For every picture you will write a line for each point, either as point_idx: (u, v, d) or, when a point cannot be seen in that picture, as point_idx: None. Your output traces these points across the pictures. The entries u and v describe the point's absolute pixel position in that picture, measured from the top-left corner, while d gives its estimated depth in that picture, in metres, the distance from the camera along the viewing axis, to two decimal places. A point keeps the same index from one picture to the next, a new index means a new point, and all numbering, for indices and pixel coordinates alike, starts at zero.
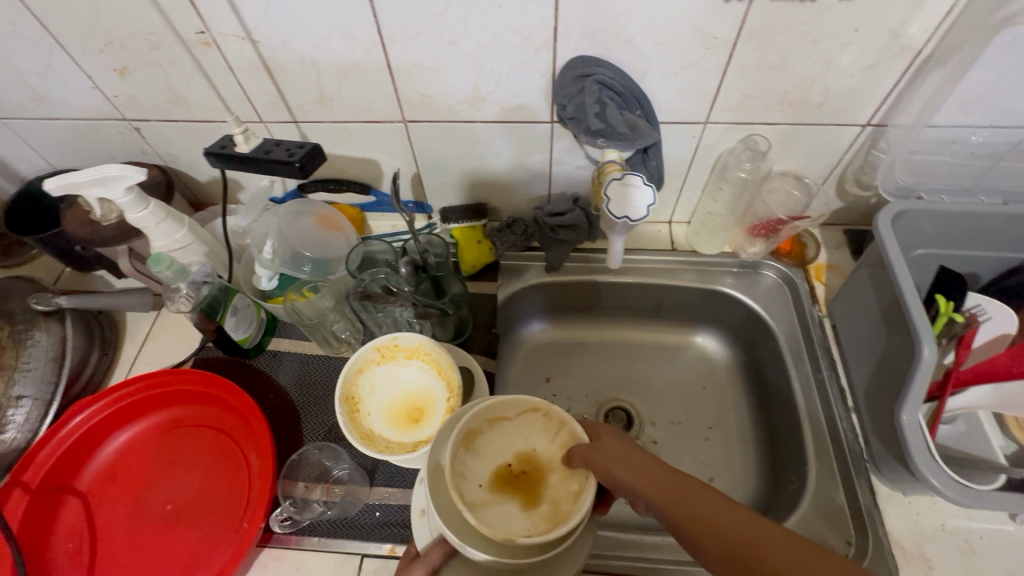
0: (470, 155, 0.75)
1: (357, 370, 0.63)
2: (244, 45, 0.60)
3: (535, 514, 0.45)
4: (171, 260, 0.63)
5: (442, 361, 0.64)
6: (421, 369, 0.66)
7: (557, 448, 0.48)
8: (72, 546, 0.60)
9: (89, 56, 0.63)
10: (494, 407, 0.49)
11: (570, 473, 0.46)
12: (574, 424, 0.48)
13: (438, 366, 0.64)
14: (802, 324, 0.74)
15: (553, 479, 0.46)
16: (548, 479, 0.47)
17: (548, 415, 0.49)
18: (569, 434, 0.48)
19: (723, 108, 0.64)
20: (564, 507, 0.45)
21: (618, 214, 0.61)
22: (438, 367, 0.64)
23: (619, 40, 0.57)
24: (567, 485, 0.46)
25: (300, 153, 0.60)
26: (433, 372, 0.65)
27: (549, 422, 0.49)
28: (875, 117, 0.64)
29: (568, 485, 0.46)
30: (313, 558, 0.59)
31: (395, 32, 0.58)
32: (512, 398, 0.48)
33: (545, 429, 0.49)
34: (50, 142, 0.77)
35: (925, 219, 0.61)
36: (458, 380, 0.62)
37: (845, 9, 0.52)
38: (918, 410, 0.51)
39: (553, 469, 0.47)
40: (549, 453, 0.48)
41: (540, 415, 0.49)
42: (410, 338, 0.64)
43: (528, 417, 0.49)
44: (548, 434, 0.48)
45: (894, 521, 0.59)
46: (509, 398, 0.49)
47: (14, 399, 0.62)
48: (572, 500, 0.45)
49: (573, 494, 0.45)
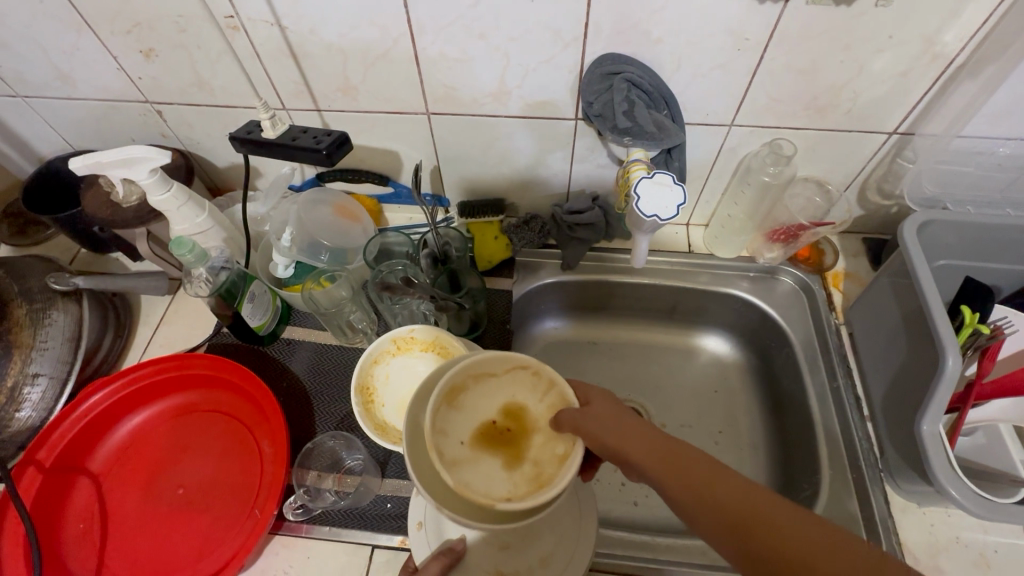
0: (491, 150, 0.75)
1: (372, 361, 0.64)
2: (272, 31, 0.60)
3: (517, 475, 0.39)
4: (193, 243, 0.62)
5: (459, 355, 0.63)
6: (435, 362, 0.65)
7: (545, 408, 0.42)
8: (84, 527, 0.60)
9: (116, 37, 0.63)
10: (480, 362, 0.44)
11: (555, 436, 0.41)
12: (563, 384, 0.42)
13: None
14: (819, 331, 0.74)
15: (537, 439, 0.41)
16: (533, 439, 0.41)
17: (537, 373, 0.44)
18: (559, 396, 0.42)
19: (749, 111, 0.64)
20: (548, 469, 0.39)
21: (648, 213, 0.59)
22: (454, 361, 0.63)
23: (649, 39, 0.57)
24: (552, 447, 0.40)
25: (327, 141, 0.60)
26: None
27: (537, 380, 0.44)
28: (902, 125, 0.64)
29: (553, 448, 0.40)
30: (324, 547, 0.59)
31: (425, 23, 0.58)
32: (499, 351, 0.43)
33: (533, 387, 0.43)
34: (71, 122, 0.77)
35: (949, 230, 0.61)
36: None
37: (882, 15, 0.52)
38: (938, 421, 0.51)
39: (538, 429, 0.41)
40: (536, 412, 0.42)
41: (529, 372, 0.44)
42: (425, 331, 0.64)
43: (516, 374, 0.44)
44: (536, 393, 0.43)
45: (908, 531, 0.59)
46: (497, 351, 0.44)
47: (30, 377, 0.62)
48: (557, 463, 0.39)
49: (558, 458, 0.39)
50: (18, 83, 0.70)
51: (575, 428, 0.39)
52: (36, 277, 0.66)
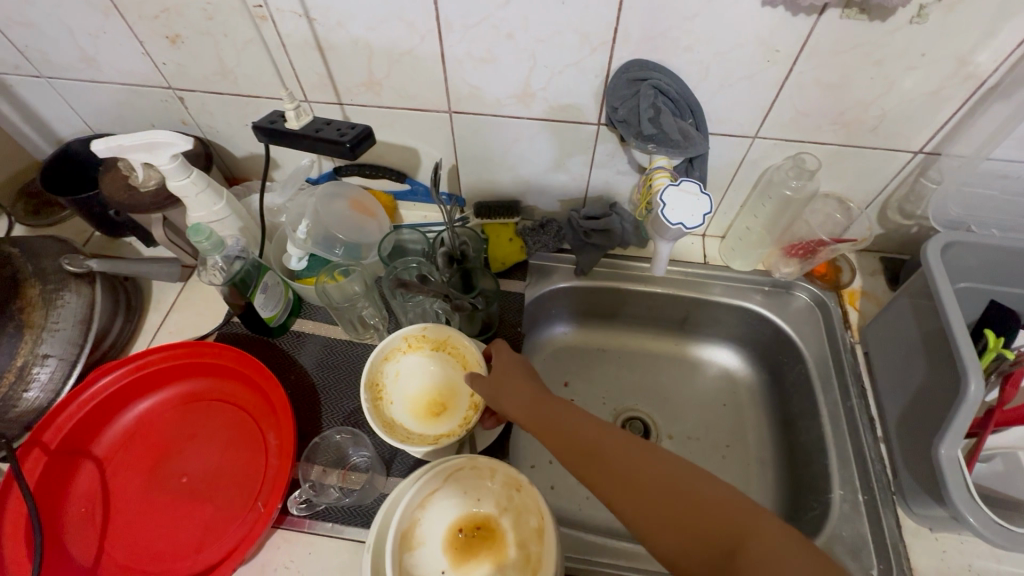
0: (511, 151, 0.74)
1: (383, 358, 0.63)
2: (300, 23, 0.60)
3: (509, 564, 0.51)
4: (210, 232, 0.61)
5: (469, 356, 0.63)
6: (446, 363, 0.64)
7: (499, 484, 0.54)
8: (85, 512, 0.59)
9: (144, 21, 0.62)
10: (421, 493, 0.53)
11: (523, 515, 0.52)
12: (503, 467, 0.53)
13: (464, 361, 0.63)
14: (833, 348, 0.73)
15: (508, 523, 0.53)
16: (503, 523, 0.53)
17: (476, 466, 0.54)
18: (501, 473, 0.53)
19: (775, 124, 0.64)
20: (533, 546, 0.51)
21: (674, 220, 0.58)
22: (464, 363, 0.63)
23: (678, 47, 0.57)
24: (528, 523, 0.52)
25: (351, 134, 0.59)
26: (458, 366, 0.64)
27: (480, 471, 0.55)
28: (929, 144, 0.63)
29: (528, 523, 0.52)
30: (325, 543, 0.59)
31: (454, 21, 0.57)
32: (436, 469, 0.52)
33: (479, 476, 0.54)
34: (92, 104, 0.77)
35: (969, 253, 0.61)
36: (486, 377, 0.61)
37: (916, 31, 0.51)
38: (957, 445, 0.50)
39: (502, 514, 0.53)
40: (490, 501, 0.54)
41: (468, 469, 0.54)
42: (438, 330, 0.64)
43: (458, 476, 0.54)
44: (484, 480, 0.54)
45: (919, 556, 0.58)
46: (431, 471, 0.53)
47: (40, 357, 0.61)
48: (538, 539, 0.50)
49: (536, 532, 0.51)
50: (42, 63, 0.70)
51: (537, 505, 0.50)
52: (50, 257, 0.66)
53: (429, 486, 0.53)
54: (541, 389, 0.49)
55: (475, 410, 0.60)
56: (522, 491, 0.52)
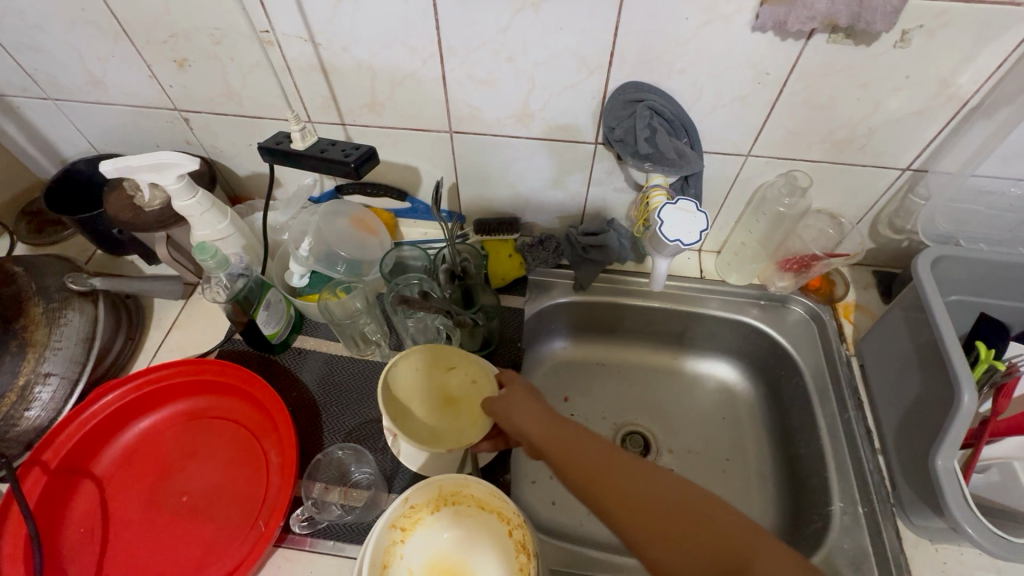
0: (510, 170, 0.76)
1: (382, 568, 0.50)
2: (305, 47, 0.62)
3: None
4: (215, 250, 0.62)
5: (479, 493, 0.54)
6: (456, 510, 0.55)
7: (481, 494, 0.53)
8: (84, 533, 0.59)
9: (152, 46, 0.64)
10: (400, 518, 0.53)
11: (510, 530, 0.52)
12: (475, 486, 0.53)
13: (478, 501, 0.54)
14: (829, 361, 0.73)
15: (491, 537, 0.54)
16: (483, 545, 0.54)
17: (450, 489, 0.54)
18: (472, 491, 0.54)
19: (766, 142, 0.66)
20: (523, 562, 0.50)
21: (672, 237, 0.60)
22: (478, 501, 0.54)
23: (671, 70, 0.59)
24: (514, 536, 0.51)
25: (356, 155, 0.61)
26: (473, 507, 0.55)
27: (460, 496, 0.55)
28: (916, 162, 0.66)
29: (513, 536, 0.52)
30: (326, 562, 0.58)
31: (456, 45, 0.59)
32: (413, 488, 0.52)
33: (455, 505, 0.55)
34: (96, 125, 0.78)
35: (959, 266, 0.62)
36: (510, 503, 0.52)
37: (900, 55, 0.54)
38: (954, 456, 0.51)
39: (485, 532, 0.54)
40: (468, 513, 0.55)
41: (448, 497, 0.55)
42: (424, 493, 0.53)
43: (434, 498, 0.54)
44: (460, 505, 0.55)
45: (922, 568, 0.58)
46: (408, 495, 0.52)
47: (42, 376, 0.61)
48: (523, 552, 0.50)
49: (522, 546, 0.50)
50: (50, 86, 0.72)
51: (516, 515, 0.51)
52: (53, 276, 0.66)
53: (410, 516, 0.53)
54: (550, 409, 0.50)
55: (526, 555, 0.49)
56: (498, 500, 0.53)
